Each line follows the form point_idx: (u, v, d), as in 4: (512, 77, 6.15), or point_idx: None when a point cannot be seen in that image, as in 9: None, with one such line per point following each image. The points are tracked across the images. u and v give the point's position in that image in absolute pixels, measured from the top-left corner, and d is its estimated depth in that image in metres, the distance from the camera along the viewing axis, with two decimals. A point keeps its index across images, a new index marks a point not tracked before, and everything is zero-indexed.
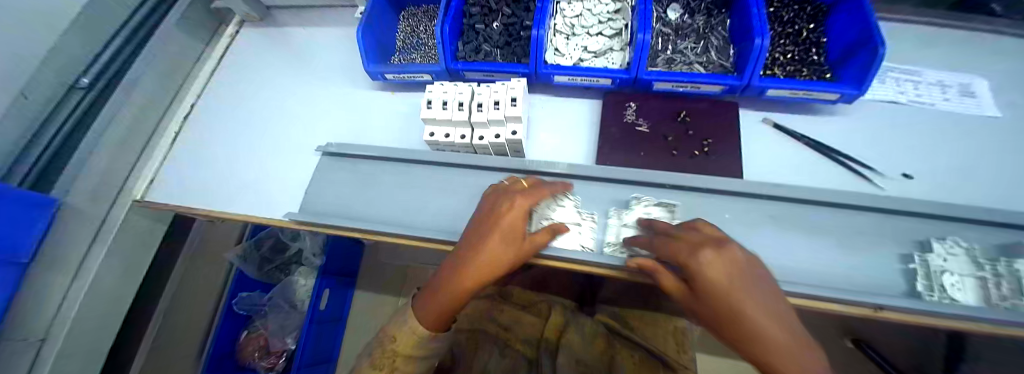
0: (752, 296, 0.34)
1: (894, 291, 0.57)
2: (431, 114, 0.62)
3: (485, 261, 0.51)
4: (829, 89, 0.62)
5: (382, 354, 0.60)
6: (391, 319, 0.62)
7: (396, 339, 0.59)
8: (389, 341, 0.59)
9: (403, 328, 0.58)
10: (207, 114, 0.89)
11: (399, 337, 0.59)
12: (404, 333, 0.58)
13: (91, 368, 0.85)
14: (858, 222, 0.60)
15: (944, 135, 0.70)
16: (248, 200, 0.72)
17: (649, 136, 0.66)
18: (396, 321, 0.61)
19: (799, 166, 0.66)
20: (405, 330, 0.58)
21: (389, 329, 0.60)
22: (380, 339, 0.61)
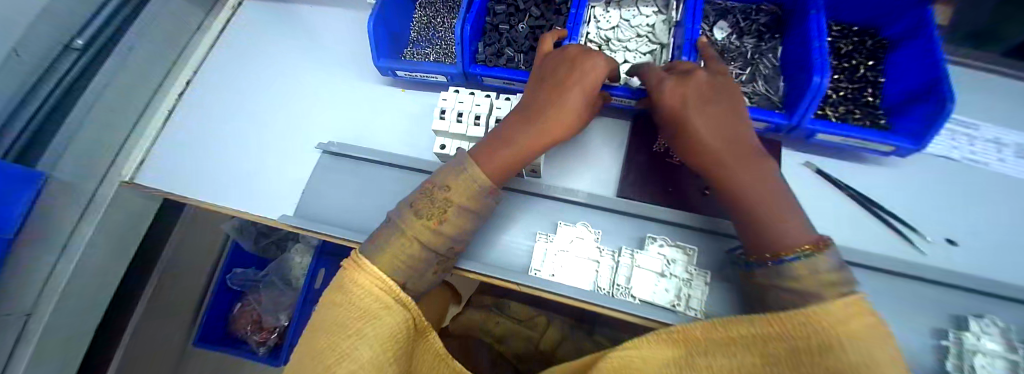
0: (768, 202, 0.41)
1: (921, 367, 0.53)
2: (442, 125, 0.56)
3: (570, 104, 0.48)
4: (884, 140, 0.57)
5: (428, 202, 0.43)
6: (439, 170, 0.46)
7: (452, 188, 0.43)
8: (440, 189, 0.43)
9: (464, 176, 0.44)
10: (202, 90, 0.83)
11: (457, 188, 0.43)
12: (465, 183, 0.44)
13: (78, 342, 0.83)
14: (895, 289, 0.56)
15: (992, 200, 0.64)
16: (242, 194, 0.68)
17: (680, 170, 0.60)
18: (451, 171, 0.45)
19: (836, 219, 0.61)
20: (463, 178, 0.44)
21: (441, 177, 0.45)
22: (421, 193, 0.44)
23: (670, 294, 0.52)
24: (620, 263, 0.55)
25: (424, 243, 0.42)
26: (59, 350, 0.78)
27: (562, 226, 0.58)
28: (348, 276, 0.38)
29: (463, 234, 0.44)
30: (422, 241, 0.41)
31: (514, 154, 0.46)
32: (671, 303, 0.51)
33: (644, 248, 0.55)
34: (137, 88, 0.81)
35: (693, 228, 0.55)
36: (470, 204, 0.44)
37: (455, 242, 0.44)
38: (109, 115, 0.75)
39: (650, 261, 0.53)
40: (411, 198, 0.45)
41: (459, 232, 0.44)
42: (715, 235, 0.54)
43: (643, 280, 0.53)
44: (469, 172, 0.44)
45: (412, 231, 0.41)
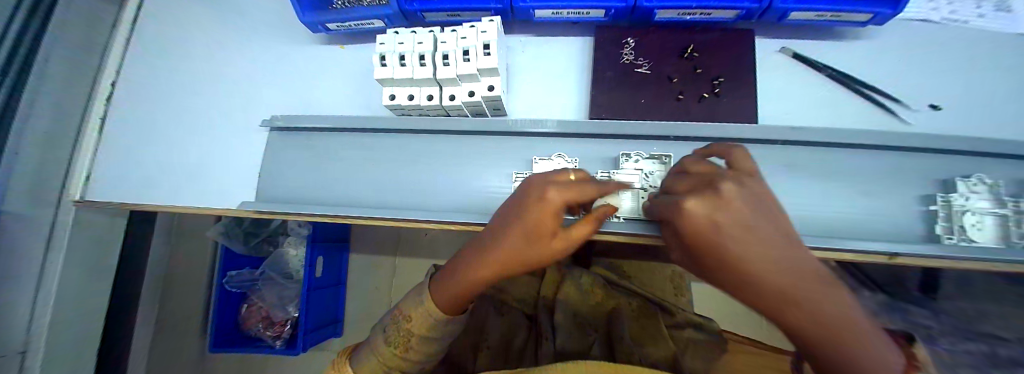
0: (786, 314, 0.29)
1: (909, 236, 0.54)
2: (386, 73, 0.50)
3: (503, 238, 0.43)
4: (862, 9, 0.53)
5: (394, 332, 0.51)
6: (409, 295, 0.53)
7: (413, 318, 0.50)
8: (404, 321, 0.50)
9: (419, 310, 0.50)
10: (131, 94, 0.75)
11: (416, 319, 0.49)
12: (422, 315, 0.49)
13: None
14: (882, 165, 0.54)
15: (972, 64, 0.60)
16: (196, 191, 0.64)
17: (650, 79, 0.55)
18: (414, 298, 0.52)
19: (820, 104, 0.57)
20: (420, 310, 0.50)
21: (406, 308, 0.51)
22: (391, 319, 0.52)
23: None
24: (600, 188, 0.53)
25: (394, 364, 0.51)
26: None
27: (538, 162, 0.55)
28: (340, 366, 0.54)
29: (427, 355, 0.51)
30: (393, 365, 0.51)
31: (462, 291, 0.47)
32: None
33: (620, 167, 0.53)
34: (73, 97, 0.70)
35: (671, 137, 0.52)
36: (429, 332, 0.49)
37: (422, 361, 0.52)
38: (49, 134, 0.67)
39: (629, 179, 0.52)
40: (385, 321, 0.53)
41: (422, 354, 0.51)
42: (690, 141, 0.52)
43: (626, 199, 0.53)
44: (425, 305, 0.50)
45: (383, 354, 0.50)
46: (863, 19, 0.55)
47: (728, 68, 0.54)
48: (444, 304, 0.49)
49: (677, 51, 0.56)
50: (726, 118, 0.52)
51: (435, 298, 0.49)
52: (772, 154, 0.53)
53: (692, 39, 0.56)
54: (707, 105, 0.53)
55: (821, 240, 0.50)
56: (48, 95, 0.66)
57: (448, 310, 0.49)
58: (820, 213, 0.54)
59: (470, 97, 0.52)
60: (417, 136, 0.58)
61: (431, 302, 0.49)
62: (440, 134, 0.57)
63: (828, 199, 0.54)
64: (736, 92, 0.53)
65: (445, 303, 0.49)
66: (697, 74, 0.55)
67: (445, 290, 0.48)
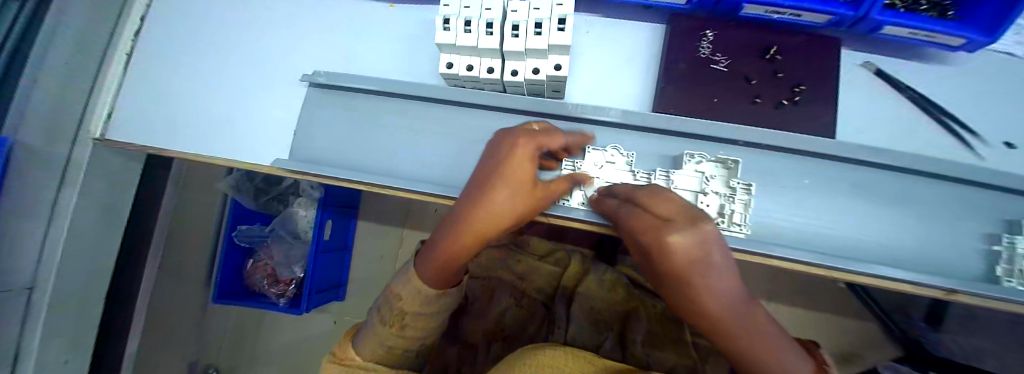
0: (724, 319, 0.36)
1: (967, 274, 0.52)
2: (449, 38, 0.46)
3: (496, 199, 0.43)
4: (960, 32, 0.49)
5: (388, 311, 0.50)
6: (396, 275, 0.53)
7: (404, 298, 0.50)
8: (394, 300, 0.50)
9: (408, 288, 0.50)
10: (158, 31, 0.70)
11: (406, 297, 0.49)
12: (411, 294, 0.49)
13: (89, 319, 0.79)
14: (953, 197, 0.51)
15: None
16: (225, 141, 0.61)
17: (725, 77, 0.52)
18: (401, 278, 0.52)
19: (894, 125, 0.54)
20: (408, 288, 0.50)
21: (394, 287, 0.51)
22: (382, 301, 0.52)
23: (711, 211, 0.50)
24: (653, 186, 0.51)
25: (393, 344, 0.50)
26: (70, 326, 0.74)
27: (591, 152, 0.51)
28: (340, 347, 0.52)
29: (424, 331, 0.51)
30: (391, 346, 0.50)
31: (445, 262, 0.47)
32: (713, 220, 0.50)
33: (680, 168, 0.50)
34: (100, 24, 0.65)
35: (738, 142, 0.50)
36: (420, 310, 0.50)
37: (421, 336, 0.52)
38: (71, 64, 0.62)
39: (686, 180, 0.50)
40: (377, 304, 0.53)
41: (420, 331, 0.51)
42: (758, 148, 0.50)
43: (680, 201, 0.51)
44: (412, 283, 0.50)
45: (381, 333, 0.50)
46: (956, 43, 0.51)
47: (810, 75, 0.51)
48: (430, 278, 0.49)
49: (757, 51, 0.52)
50: (801, 128, 0.49)
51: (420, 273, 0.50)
52: (842, 172, 0.51)
53: (775, 40, 0.53)
54: (783, 113, 0.50)
55: (881, 268, 0.48)
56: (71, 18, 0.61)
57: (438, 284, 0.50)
58: (881, 240, 0.51)
59: (535, 75, 0.48)
60: (468, 110, 0.54)
61: (417, 278, 0.49)
62: (493, 110, 0.53)
63: (891, 226, 0.51)
64: (815, 103, 0.50)
65: (432, 278, 0.49)
66: (776, 78, 0.51)
67: (432, 266, 0.48)
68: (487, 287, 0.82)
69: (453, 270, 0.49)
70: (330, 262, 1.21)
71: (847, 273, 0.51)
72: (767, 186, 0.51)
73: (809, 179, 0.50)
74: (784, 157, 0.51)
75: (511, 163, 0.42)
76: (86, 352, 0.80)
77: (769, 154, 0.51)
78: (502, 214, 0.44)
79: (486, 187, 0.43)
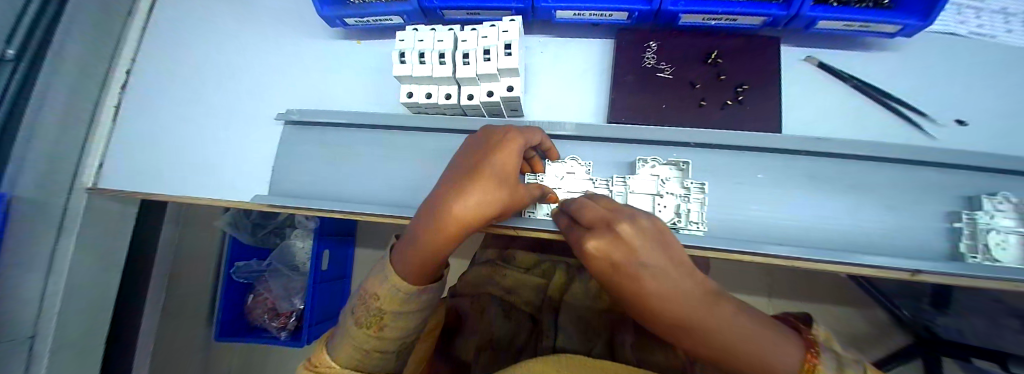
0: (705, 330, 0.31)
1: (931, 253, 0.52)
2: (405, 70, 0.50)
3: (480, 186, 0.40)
4: (891, 20, 0.51)
5: (365, 311, 0.46)
6: (373, 273, 0.49)
7: (381, 297, 0.45)
8: (372, 299, 0.46)
9: (385, 286, 0.45)
10: (142, 83, 0.75)
11: (384, 296, 0.45)
12: (388, 293, 0.45)
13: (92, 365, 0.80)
14: (905, 179, 0.53)
15: (995, 79, 0.58)
16: (208, 182, 0.64)
17: (672, 83, 0.54)
18: (379, 275, 0.48)
19: (839, 115, 0.57)
20: (387, 285, 0.46)
21: (372, 285, 0.47)
22: (360, 302, 0.47)
23: (669, 211, 0.52)
24: (613, 192, 0.53)
25: (371, 347, 0.46)
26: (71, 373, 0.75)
27: (549, 164, 0.54)
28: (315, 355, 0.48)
29: (404, 332, 0.47)
30: (369, 348, 0.45)
31: (420, 261, 0.43)
32: (672, 221, 0.51)
33: (636, 173, 0.52)
34: (88, 84, 0.70)
35: (690, 144, 0.52)
36: (398, 308, 0.45)
37: (403, 337, 0.47)
38: (64, 121, 0.66)
39: (644, 184, 0.52)
40: (354, 304, 0.49)
41: (400, 331, 0.46)
42: (709, 147, 0.52)
43: (641, 205, 0.53)
44: (390, 280, 0.45)
45: (357, 336, 0.45)
46: (890, 30, 0.54)
47: (752, 75, 0.53)
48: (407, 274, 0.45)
49: (700, 57, 0.55)
50: (749, 126, 0.51)
51: (399, 271, 0.46)
52: (793, 164, 0.52)
53: (716, 44, 0.56)
54: (730, 112, 0.52)
55: (843, 253, 0.49)
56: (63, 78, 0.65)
57: (416, 281, 0.46)
58: (839, 226, 0.53)
59: (489, 97, 0.51)
60: (432, 134, 0.57)
61: (395, 277, 0.45)
62: (455, 133, 0.56)
63: (848, 211, 0.53)
64: (760, 101, 0.53)
65: (409, 274, 0.45)
66: (720, 80, 0.54)
67: (409, 262, 0.44)
68: (476, 302, 0.82)
69: (429, 268, 0.44)
70: (330, 291, 1.21)
71: (811, 261, 0.52)
72: (722, 184, 0.53)
73: (763, 173, 0.52)
74: (736, 154, 0.53)
75: (494, 154, 0.42)
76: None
77: (720, 152, 0.53)
78: (488, 202, 0.40)
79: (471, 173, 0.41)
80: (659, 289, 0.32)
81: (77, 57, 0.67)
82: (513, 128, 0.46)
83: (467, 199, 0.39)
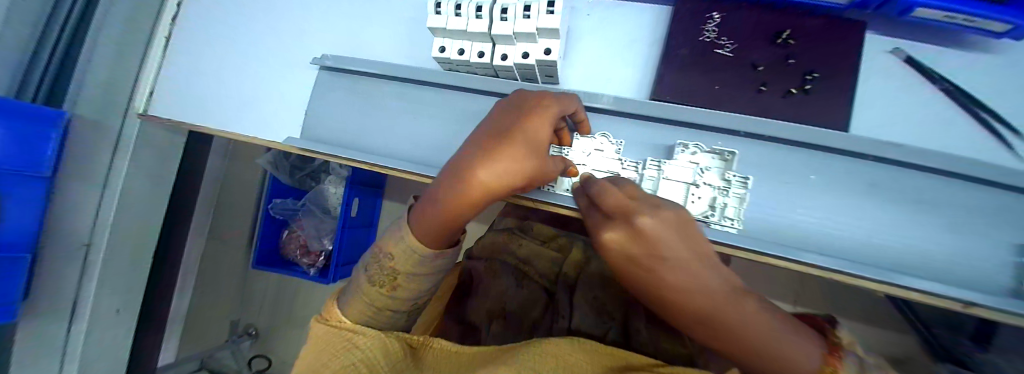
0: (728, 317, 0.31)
1: (997, 288, 0.46)
2: (441, 22, 0.48)
3: (510, 153, 0.38)
4: (1004, 18, 0.43)
5: (377, 270, 0.48)
6: (387, 232, 0.50)
7: (394, 256, 0.47)
8: (386, 259, 0.47)
9: (401, 246, 0.46)
10: (189, 15, 0.77)
11: (398, 257, 0.46)
12: (404, 252, 0.46)
13: (140, 277, 0.89)
14: (988, 202, 0.46)
15: None
16: (244, 119, 0.67)
17: (730, 63, 0.48)
18: (393, 234, 0.49)
19: (919, 120, 0.50)
20: (402, 246, 0.46)
21: (385, 243, 0.48)
22: (372, 261, 0.49)
23: (703, 203, 0.49)
24: (644, 176, 0.51)
25: (382, 305, 0.48)
26: (123, 281, 0.84)
27: (579, 139, 0.52)
28: (328, 309, 0.50)
29: (416, 293, 0.49)
30: (382, 305, 0.47)
31: (440, 222, 0.43)
32: (704, 214, 0.49)
33: (673, 158, 0.49)
34: (142, 14, 0.73)
35: (738, 133, 0.47)
36: (410, 270, 0.47)
37: (413, 298, 0.49)
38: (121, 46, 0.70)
39: (680, 171, 0.49)
40: (366, 261, 0.50)
41: (411, 292, 0.48)
42: (758, 139, 0.47)
43: (673, 193, 0.50)
44: (405, 239, 0.46)
45: (368, 294, 0.47)
46: (1001, 29, 0.45)
47: (826, 62, 0.46)
48: (426, 237, 0.45)
49: (769, 35, 0.48)
50: (810, 121, 0.46)
51: (415, 232, 0.46)
52: (851, 169, 0.47)
53: (792, 22, 0.48)
54: (793, 103, 0.46)
55: (888, 272, 0.44)
56: (121, 5, 0.69)
57: (436, 245, 0.46)
58: (893, 243, 0.47)
59: (524, 59, 0.48)
60: (462, 95, 0.55)
61: (413, 236, 0.46)
62: (486, 95, 0.54)
63: (905, 228, 0.47)
64: (829, 94, 0.46)
65: (429, 238, 0.45)
66: (788, 64, 0.47)
67: (429, 224, 0.44)
68: (489, 268, 0.83)
69: (447, 229, 0.44)
70: (354, 240, 1.26)
71: (849, 277, 0.48)
72: (764, 179, 0.49)
73: (816, 175, 0.47)
74: (787, 150, 0.48)
75: (527, 121, 0.40)
76: (134, 308, 0.90)
77: (770, 147, 0.48)
78: (513, 176, 0.39)
79: (502, 137, 0.39)
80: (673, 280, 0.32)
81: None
82: (547, 94, 0.42)
83: (491, 169, 0.38)
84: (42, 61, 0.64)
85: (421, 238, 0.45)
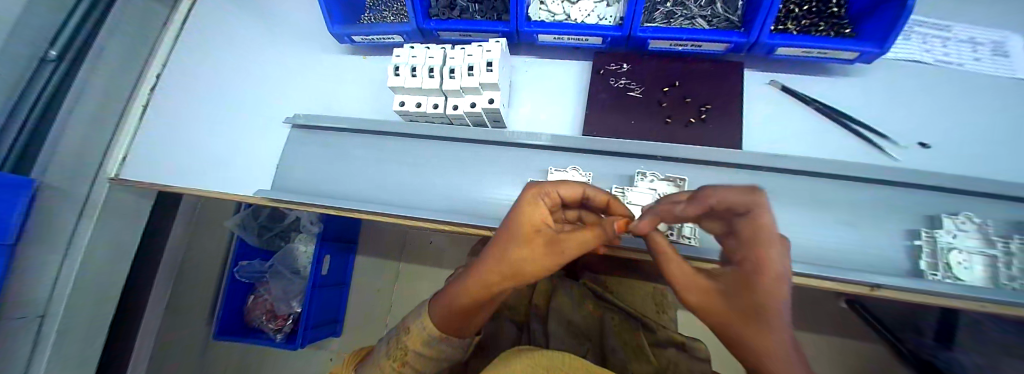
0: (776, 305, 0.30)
1: (896, 269, 0.54)
2: (398, 82, 0.56)
3: (502, 258, 0.40)
4: (847, 47, 0.55)
5: (394, 347, 0.49)
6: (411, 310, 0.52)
7: (410, 333, 0.48)
8: (403, 334, 0.49)
9: (417, 324, 0.48)
10: (167, 86, 0.83)
11: (414, 334, 0.48)
12: (419, 332, 0.47)
13: (90, 351, 0.83)
14: (870, 196, 0.55)
15: (951, 107, 0.61)
16: (218, 177, 0.70)
17: (642, 102, 0.59)
18: (414, 313, 0.50)
19: (803, 135, 0.61)
20: (418, 324, 0.48)
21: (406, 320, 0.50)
22: (393, 334, 0.51)
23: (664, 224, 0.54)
24: None
25: None
26: (75, 355, 0.79)
27: (554, 172, 0.57)
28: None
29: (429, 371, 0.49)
30: None
31: (454, 317, 0.44)
32: (665, 233, 0.53)
33: (635, 185, 0.55)
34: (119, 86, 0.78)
35: (659, 157, 0.55)
36: (426, 349, 0.47)
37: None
38: (95, 118, 0.74)
39: (641, 197, 0.55)
40: (388, 335, 0.52)
41: (425, 369, 0.49)
42: (678, 161, 0.54)
43: None
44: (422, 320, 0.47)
45: (384, 367, 0.49)
46: (850, 57, 0.57)
47: (716, 97, 0.58)
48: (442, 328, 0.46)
49: (668, 79, 0.60)
50: (712, 142, 0.55)
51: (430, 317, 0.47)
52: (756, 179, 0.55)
53: (685, 68, 0.61)
54: (695, 129, 0.56)
55: (802, 266, 0.51)
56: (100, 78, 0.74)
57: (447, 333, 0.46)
58: (801, 239, 0.55)
59: (472, 108, 0.57)
60: (422, 141, 0.62)
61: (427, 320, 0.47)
62: (442, 139, 0.61)
63: (810, 224, 0.55)
64: (721, 120, 0.57)
65: (442, 327, 0.46)
66: (686, 101, 0.58)
67: (445, 310, 0.44)
68: None
69: (461, 323, 0.45)
70: (326, 298, 1.21)
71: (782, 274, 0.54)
72: None
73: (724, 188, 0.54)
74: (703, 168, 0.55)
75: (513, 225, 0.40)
76: None
77: (687, 166, 0.55)
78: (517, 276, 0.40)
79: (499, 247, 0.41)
80: (766, 243, 0.31)
81: (111, 66, 0.76)
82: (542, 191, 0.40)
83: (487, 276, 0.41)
84: (12, 135, 0.65)
85: (435, 327, 0.46)
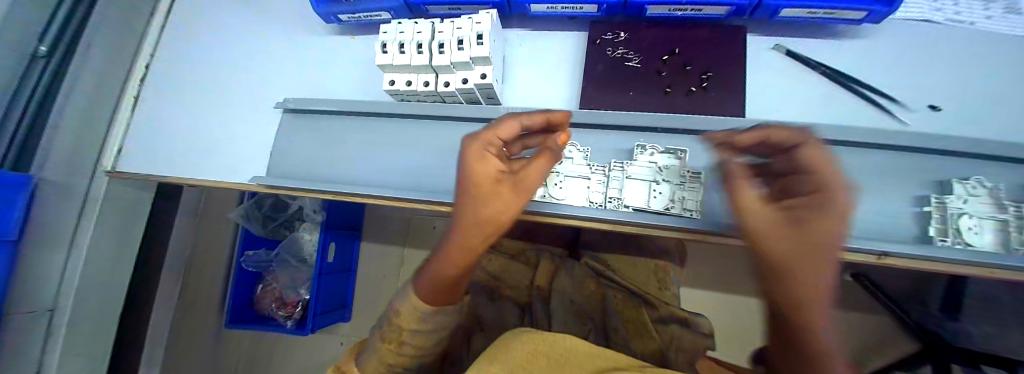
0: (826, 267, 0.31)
1: (901, 236, 0.52)
2: (387, 59, 0.54)
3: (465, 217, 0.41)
4: (855, 7, 0.52)
5: (387, 328, 0.48)
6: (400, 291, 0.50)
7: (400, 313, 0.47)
8: (393, 315, 0.48)
9: (406, 303, 0.46)
10: (158, 76, 0.82)
11: (404, 313, 0.46)
12: (409, 310, 0.46)
13: (104, 345, 0.85)
14: (878, 162, 0.53)
15: (966, 67, 0.58)
16: (212, 165, 0.70)
17: (640, 72, 0.57)
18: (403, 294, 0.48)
19: (809, 101, 0.58)
20: (407, 303, 0.46)
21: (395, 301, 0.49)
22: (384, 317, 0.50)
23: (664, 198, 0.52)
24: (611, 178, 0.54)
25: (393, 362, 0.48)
26: (89, 348, 0.81)
27: None
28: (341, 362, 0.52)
29: (422, 351, 0.48)
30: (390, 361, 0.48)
31: (439, 284, 0.44)
32: (665, 207, 0.52)
33: (634, 159, 0.53)
34: (110, 78, 0.77)
35: (658, 129, 0.53)
36: (420, 326, 0.46)
37: (421, 354, 0.48)
38: (89, 111, 0.73)
39: (639, 171, 0.53)
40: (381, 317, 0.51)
41: (418, 349, 0.47)
42: (677, 132, 0.53)
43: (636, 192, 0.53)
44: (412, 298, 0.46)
45: (378, 349, 0.48)
46: (858, 17, 0.54)
47: (717, 64, 0.55)
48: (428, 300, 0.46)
49: (668, 47, 0.57)
50: (713, 111, 0.53)
51: (418, 292, 0.46)
52: None
53: (685, 35, 0.58)
54: (695, 99, 0.54)
55: None
56: (90, 71, 0.73)
57: (436, 304, 0.46)
58: None
59: (463, 84, 0.55)
60: (415, 121, 0.61)
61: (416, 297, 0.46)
62: (434, 118, 0.60)
63: None
64: (723, 88, 0.54)
65: (430, 298, 0.46)
66: (686, 69, 0.56)
67: (430, 282, 0.45)
68: None
69: (448, 290, 0.45)
70: (333, 283, 1.21)
71: None
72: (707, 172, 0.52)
73: None
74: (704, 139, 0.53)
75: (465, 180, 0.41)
76: None
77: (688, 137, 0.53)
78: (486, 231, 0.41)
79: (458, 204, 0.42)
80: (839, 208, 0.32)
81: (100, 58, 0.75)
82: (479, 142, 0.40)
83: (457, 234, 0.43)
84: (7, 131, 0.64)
85: (425, 301, 0.46)
